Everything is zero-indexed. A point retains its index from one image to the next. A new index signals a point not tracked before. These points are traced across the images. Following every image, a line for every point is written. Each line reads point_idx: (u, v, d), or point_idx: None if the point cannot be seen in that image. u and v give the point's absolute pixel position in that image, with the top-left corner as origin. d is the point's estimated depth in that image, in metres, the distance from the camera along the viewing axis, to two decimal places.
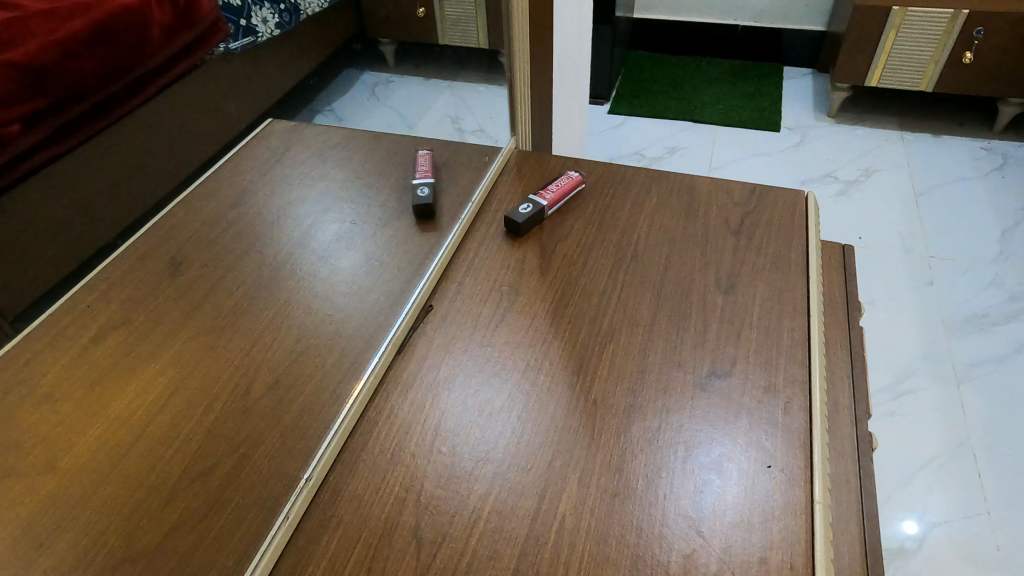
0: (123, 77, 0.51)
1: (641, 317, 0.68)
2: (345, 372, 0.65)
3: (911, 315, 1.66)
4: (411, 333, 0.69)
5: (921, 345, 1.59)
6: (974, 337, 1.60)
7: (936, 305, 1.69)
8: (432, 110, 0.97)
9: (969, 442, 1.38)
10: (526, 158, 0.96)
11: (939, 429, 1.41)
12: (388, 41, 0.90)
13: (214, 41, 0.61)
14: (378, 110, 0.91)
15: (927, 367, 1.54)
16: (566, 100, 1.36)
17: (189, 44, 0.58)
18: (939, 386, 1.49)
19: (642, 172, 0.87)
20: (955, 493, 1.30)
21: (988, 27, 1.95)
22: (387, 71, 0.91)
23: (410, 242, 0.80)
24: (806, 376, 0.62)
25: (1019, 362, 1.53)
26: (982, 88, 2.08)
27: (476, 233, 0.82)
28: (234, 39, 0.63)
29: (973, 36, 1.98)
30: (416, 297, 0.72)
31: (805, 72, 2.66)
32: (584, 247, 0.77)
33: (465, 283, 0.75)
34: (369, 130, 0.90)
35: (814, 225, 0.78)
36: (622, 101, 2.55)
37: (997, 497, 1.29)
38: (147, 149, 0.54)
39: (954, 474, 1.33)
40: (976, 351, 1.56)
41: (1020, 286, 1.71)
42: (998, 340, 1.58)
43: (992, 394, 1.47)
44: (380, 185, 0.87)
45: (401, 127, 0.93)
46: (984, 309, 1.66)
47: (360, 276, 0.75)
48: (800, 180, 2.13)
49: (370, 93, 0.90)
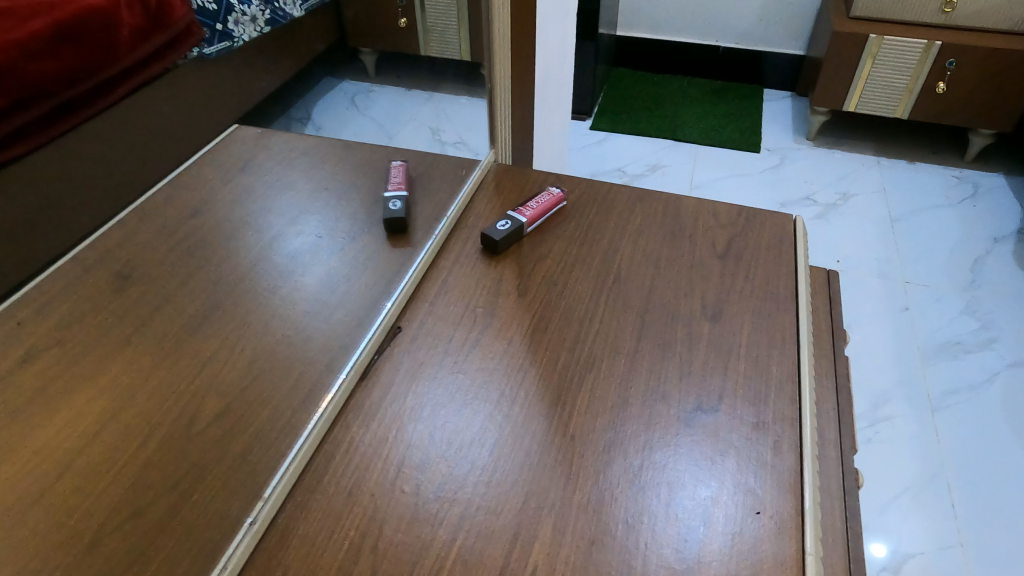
0: (92, 76, 0.51)
1: (622, 344, 0.64)
2: (301, 399, 0.60)
3: (887, 340, 1.66)
4: (377, 357, 0.64)
5: (898, 371, 1.58)
6: (948, 364, 1.59)
7: (910, 331, 1.68)
8: (412, 121, 0.91)
9: (943, 471, 1.37)
10: (505, 171, 0.91)
11: (914, 457, 1.39)
12: (370, 49, 0.83)
13: (188, 45, 0.58)
14: (357, 120, 0.86)
15: (902, 393, 1.52)
16: (549, 114, 1.32)
17: (162, 47, 0.55)
18: (913, 412, 1.48)
19: (626, 191, 0.83)
20: (930, 524, 1.28)
21: (961, 58, 1.97)
22: (367, 81, 0.85)
23: (379, 258, 0.75)
24: (797, 413, 0.58)
25: (991, 391, 1.53)
26: (957, 117, 2.10)
27: (450, 249, 0.77)
28: (209, 44, 0.59)
29: (945, 67, 2.00)
30: (384, 318, 0.67)
31: (785, 95, 2.67)
32: (564, 268, 0.73)
33: (438, 303, 0.70)
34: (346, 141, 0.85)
35: (803, 252, 0.75)
36: (604, 117, 2.54)
37: (970, 527, 1.27)
38: (100, 156, 0.53)
39: (928, 504, 1.31)
40: (950, 379, 1.56)
41: (991, 315, 1.72)
42: (971, 369, 1.58)
43: (964, 422, 1.46)
44: (350, 196, 0.82)
45: (380, 138, 0.89)
46: (957, 337, 1.66)
47: (323, 294, 0.70)
48: (779, 202, 2.12)
49: (350, 102, 0.85)
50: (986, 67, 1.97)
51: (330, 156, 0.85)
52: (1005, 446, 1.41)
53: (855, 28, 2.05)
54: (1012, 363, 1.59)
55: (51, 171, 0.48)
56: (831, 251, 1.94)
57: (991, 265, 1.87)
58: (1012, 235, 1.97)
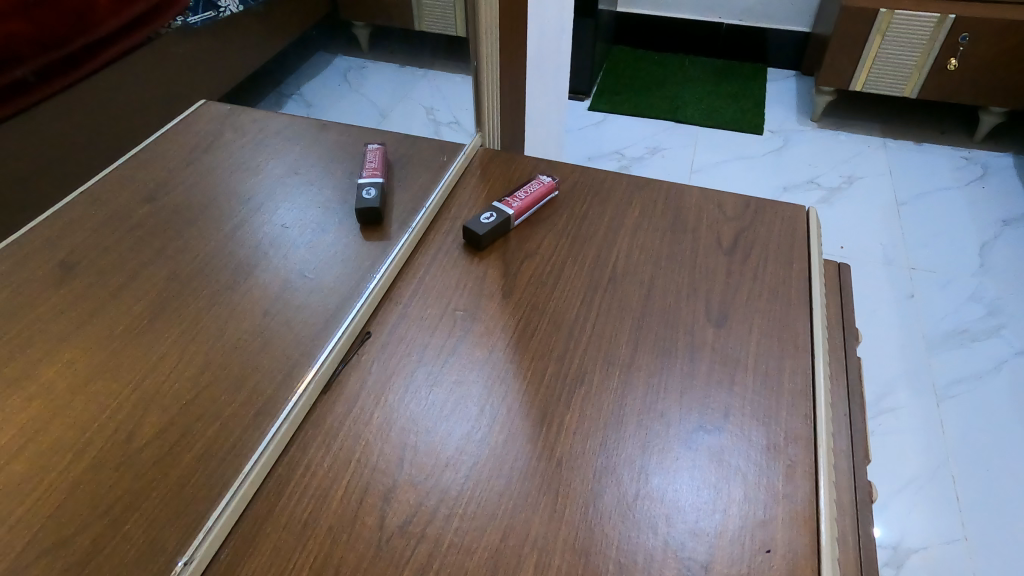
0: (64, 45, 0.53)
1: (616, 354, 0.58)
2: (253, 412, 0.53)
3: (892, 328, 1.60)
4: (341, 367, 0.57)
5: (903, 360, 1.52)
6: (954, 352, 1.53)
7: (916, 318, 1.62)
8: (403, 102, 0.87)
9: (948, 463, 1.31)
10: (493, 156, 0.82)
11: (919, 449, 1.34)
12: (362, 24, 0.84)
13: (174, 13, 0.64)
14: (349, 97, 0.84)
15: (907, 383, 1.47)
16: (544, 94, 1.25)
17: (140, 15, 0.60)
18: (918, 402, 1.43)
19: (623, 179, 0.76)
20: (934, 518, 1.23)
21: (974, 33, 1.88)
22: (360, 56, 0.86)
23: (350, 254, 0.68)
24: (812, 433, 0.52)
25: (998, 380, 1.47)
26: (967, 96, 2.02)
27: (430, 243, 0.69)
28: (194, 14, 0.66)
29: (958, 42, 1.91)
30: (351, 321, 0.60)
31: (790, 74, 2.58)
32: (553, 266, 0.66)
33: (413, 304, 0.63)
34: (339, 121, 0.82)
35: (816, 246, 0.68)
36: (603, 97, 2.45)
37: (975, 522, 1.22)
38: (81, 122, 0.56)
39: (933, 499, 1.26)
40: (956, 368, 1.50)
41: (999, 301, 1.66)
42: (977, 358, 1.52)
43: (970, 413, 1.40)
44: (320, 184, 0.75)
45: (371, 115, 0.85)
46: (964, 324, 1.60)
47: (286, 292, 0.62)
48: (783, 186, 2.05)
49: (342, 77, 0.84)
50: (999, 42, 1.88)
51: (301, 137, 0.79)
52: (1012, 436, 1.36)
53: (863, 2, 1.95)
54: (1020, 351, 1.53)
55: (39, 134, 0.51)
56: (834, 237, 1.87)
57: (1000, 249, 1.80)
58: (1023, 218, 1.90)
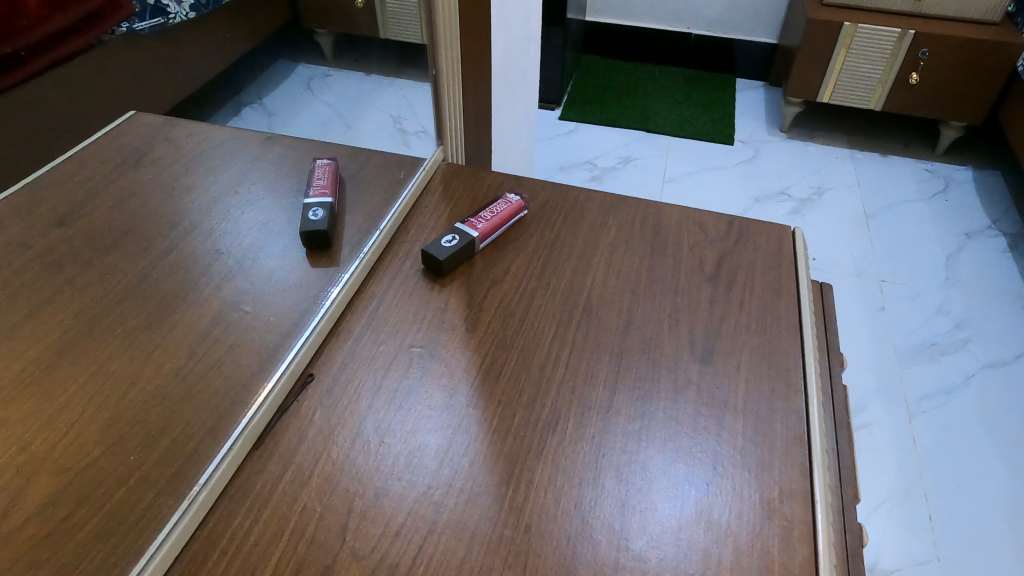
0: None
1: (591, 396, 0.51)
2: (171, 474, 0.45)
3: (863, 341, 1.57)
4: (278, 416, 0.50)
5: (874, 374, 1.49)
6: (924, 366, 1.51)
7: (887, 331, 1.60)
8: (369, 111, 0.81)
9: (920, 480, 1.28)
10: (457, 171, 0.76)
11: (891, 467, 1.31)
12: (325, 31, 0.76)
13: (116, 19, 0.54)
14: (311, 107, 0.77)
15: (879, 398, 1.44)
16: (513, 104, 1.19)
17: (78, 21, 0.51)
18: (890, 417, 1.40)
19: (597, 197, 0.71)
20: (908, 538, 1.20)
21: (934, 48, 1.89)
22: (324, 65, 0.77)
23: (295, 285, 0.61)
24: (808, 487, 0.47)
25: (967, 394, 1.45)
26: (926, 110, 2.02)
27: (385, 268, 0.63)
28: (140, 19, 0.56)
29: (918, 57, 1.92)
30: (291, 362, 0.53)
31: (758, 85, 2.58)
32: (522, 295, 0.60)
33: (364, 339, 0.55)
34: (300, 133, 0.75)
35: (804, 272, 0.63)
36: (574, 106, 2.41)
37: (948, 541, 1.19)
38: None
39: (907, 518, 1.23)
40: (927, 383, 1.47)
41: (966, 314, 1.65)
42: (948, 371, 1.50)
43: (942, 429, 1.38)
44: (263, 204, 0.67)
45: (336, 128, 0.78)
46: (933, 337, 1.58)
47: (218, 328, 0.55)
48: (754, 197, 2.02)
49: (305, 87, 0.76)
50: (958, 59, 1.89)
51: (244, 150, 0.71)
52: (983, 452, 1.33)
53: (828, 16, 1.95)
54: (987, 364, 1.51)
55: None
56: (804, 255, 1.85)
57: (964, 262, 1.80)
58: (985, 230, 1.91)
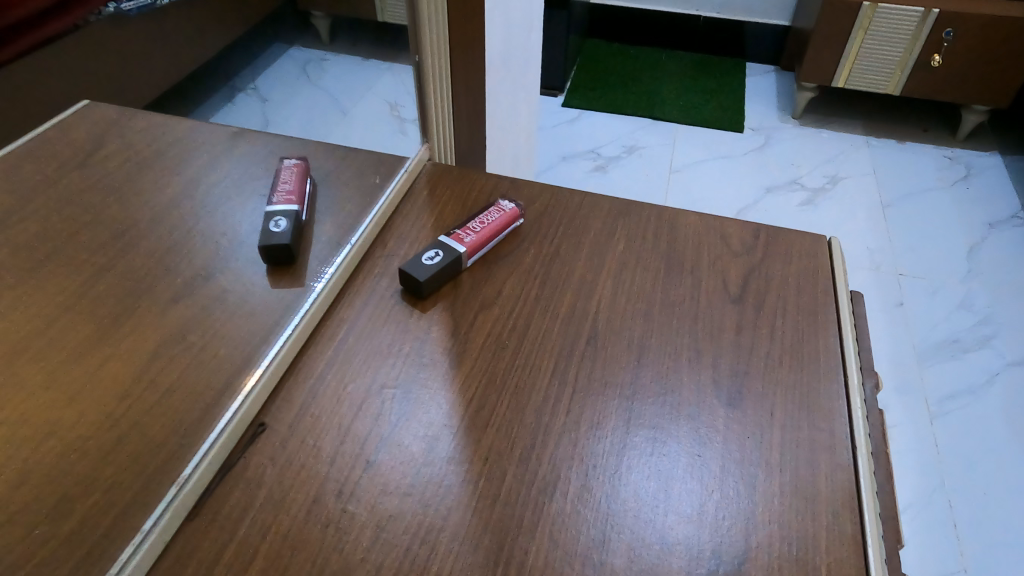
0: None
1: (596, 452, 0.43)
2: (84, 554, 0.37)
3: (880, 337, 1.48)
4: (220, 475, 0.41)
5: (892, 372, 1.41)
6: (945, 364, 1.42)
7: (905, 327, 1.51)
8: (366, 100, 0.72)
9: (944, 487, 1.19)
10: (446, 171, 0.67)
11: (913, 473, 1.22)
12: (320, 12, 0.68)
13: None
14: (303, 94, 0.68)
15: (897, 398, 1.35)
16: (512, 93, 1.09)
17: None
18: (911, 419, 1.31)
19: (602, 204, 0.62)
20: (932, 550, 1.11)
21: (958, 28, 1.77)
22: (319, 48, 0.69)
23: (251, 310, 0.52)
24: (863, 568, 0.38)
25: (991, 394, 1.36)
26: (948, 94, 1.91)
27: (357, 288, 0.54)
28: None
29: (942, 37, 1.80)
30: (239, 408, 0.44)
31: (769, 69, 2.47)
32: (517, 323, 0.51)
33: (328, 377, 0.47)
34: (291, 125, 0.67)
35: (843, 292, 0.55)
36: (577, 92, 2.30)
37: (975, 554, 1.10)
38: None
39: (932, 528, 1.14)
40: (947, 382, 1.38)
41: (989, 308, 1.55)
42: (970, 370, 1.41)
43: (964, 431, 1.29)
44: (222, 212, 0.59)
45: (330, 118, 0.70)
46: (954, 333, 1.49)
47: (156, 365, 0.46)
48: (766, 187, 1.92)
49: (299, 72, 0.68)
50: (982, 39, 1.78)
51: (204, 146, 0.62)
52: (1010, 457, 1.24)
53: None
54: (1013, 362, 1.42)
55: None
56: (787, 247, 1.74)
57: (987, 253, 1.70)
58: (1009, 219, 1.81)
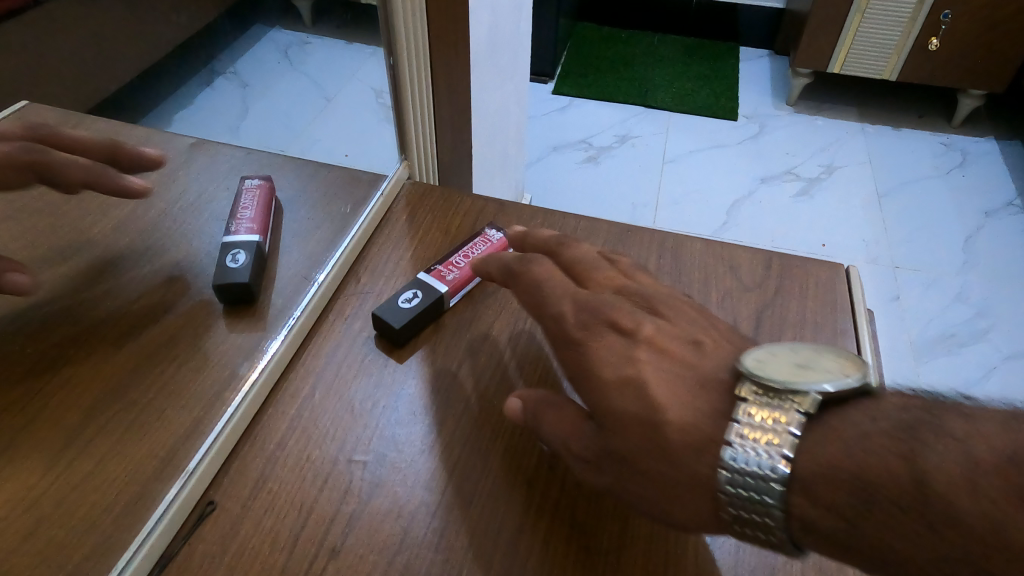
0: None
1: (597, 543, 0.38)
2: None
3: None
4: (158, 569, 0.35)
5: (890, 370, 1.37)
6: (941, 359, 1.39)
7: (901, 321, 1.47)
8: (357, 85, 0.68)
9: None
10: (426, 193, 0.61)
11: None
12: None
13: None
14: (287, 75, 0.72)
15: None
16: (499, 88, 1.03)
17: None
18: None
19: (599, 229, 0.57)
20: None
21: (957, 10, 1.71)
22: (303, 29, 0.73)
23: (203, 358, 0.46)
24: None
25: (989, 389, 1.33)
26: (944, 79, 1.86)
27: (327, 335, 0.48)
28: None
29: (939, 20, 1.74)
30: (185, 482, 0.38)
31: (763, 54, 2.40)
32: (506, 375, 0.46)
33: (288, 444, 0.42)
34: (275, 99, 0.70)
35: (865, 331, 0.50)
36: (567, 79, 2.23)
37: None
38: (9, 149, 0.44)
39: None
40: (943, 378, 1.35)
41: (985, 300, 1.51)
42: (967, 365, 1.37)
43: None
44: (177, 238, 0.52)
45: (314, 98, 0.72)
46: (950, 327, 1.45)
47: (90, 428, 0.40)
48: (759, 177, 1.87)
49: (281, 55, 0.72)
50: (980, 22, 1.72)
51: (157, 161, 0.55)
52: None
53: None
54: (1010, 356, 1.39)
55: None
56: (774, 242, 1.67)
57: (984, 243, 1.66)
58: (1005, 207, 1.76)
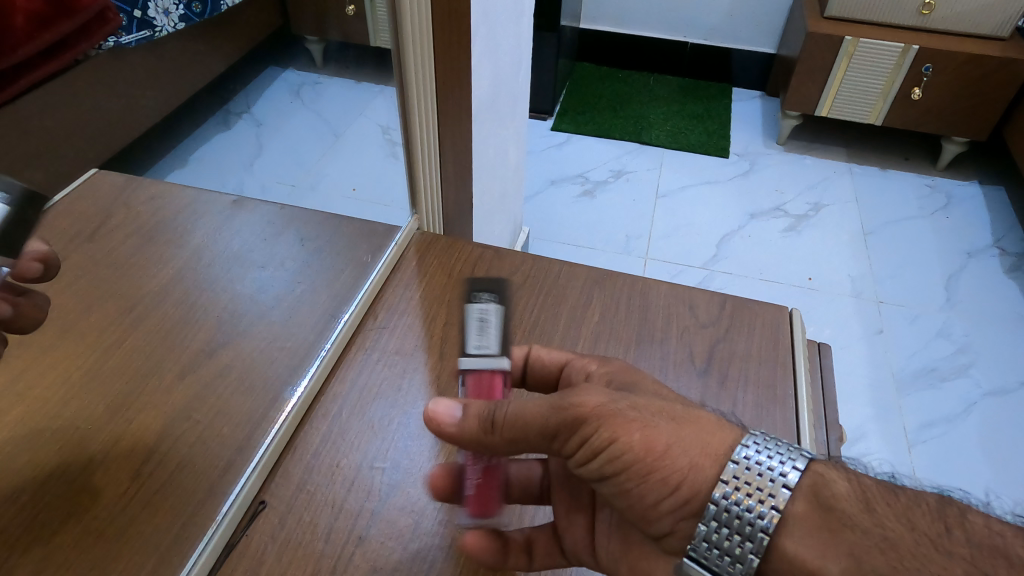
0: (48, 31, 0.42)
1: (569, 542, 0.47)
2: None
3: (860, 363, 1.53)
4: (223, 556, 0.45)
5: (872, 401, 1.45)
6: (923, 393, 1.47)
7: (886, 355, 1.55)
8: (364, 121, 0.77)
9: None
10: (433, 242, 0.71)
11: None
12: (315, 38, 0.74)
13: (105, 31, 0.47)
14: (299, 113, 0.81)
15: (878, 427, 1.40)
16: (500, 138, 1.14)
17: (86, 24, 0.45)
18: (891, 448, 1.36)
19: (583, 273, 0.67)
20: None
21: (937, 64, 1.82)
22: (315, 72, 0.78)
23: (250, 386, 0.57)
24: None
25: (968, 423, 1.41)
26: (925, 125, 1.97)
27: (350, 365, 0.58)
28: (127, 31, 0.50)
29: (921, 72, 1.85)
30: (241, 488, 0.48)
31: (754, 94, 2.53)
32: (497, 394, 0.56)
33: (321, 455, 0.51)
34: (290, 134, 0.80)
35: (803, 363, 0.59)
36: (566, 117, 2.36)
37: None
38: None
39: None
40: (925, 411, 1.43)
41: (967, 338, 1.59)
42: (949, 398, 1.45)
43: (942, 461, 1.34)
44: (222, 284, 0.62)
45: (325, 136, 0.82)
46: (933, 362, 1.53)
47: (167, 441, 0.50)
48: (749, 213, 1.98)
49: (294, 94, 0.79)
50: (962, 75, 1.83)
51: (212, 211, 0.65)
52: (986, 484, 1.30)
53: (829, 30, 1.88)
54: (989, 392, 1.47)
55: None
56: (765, 276, 1.76)
57: (965, 282, 1.75)
58: (986, 249, 1.85)
